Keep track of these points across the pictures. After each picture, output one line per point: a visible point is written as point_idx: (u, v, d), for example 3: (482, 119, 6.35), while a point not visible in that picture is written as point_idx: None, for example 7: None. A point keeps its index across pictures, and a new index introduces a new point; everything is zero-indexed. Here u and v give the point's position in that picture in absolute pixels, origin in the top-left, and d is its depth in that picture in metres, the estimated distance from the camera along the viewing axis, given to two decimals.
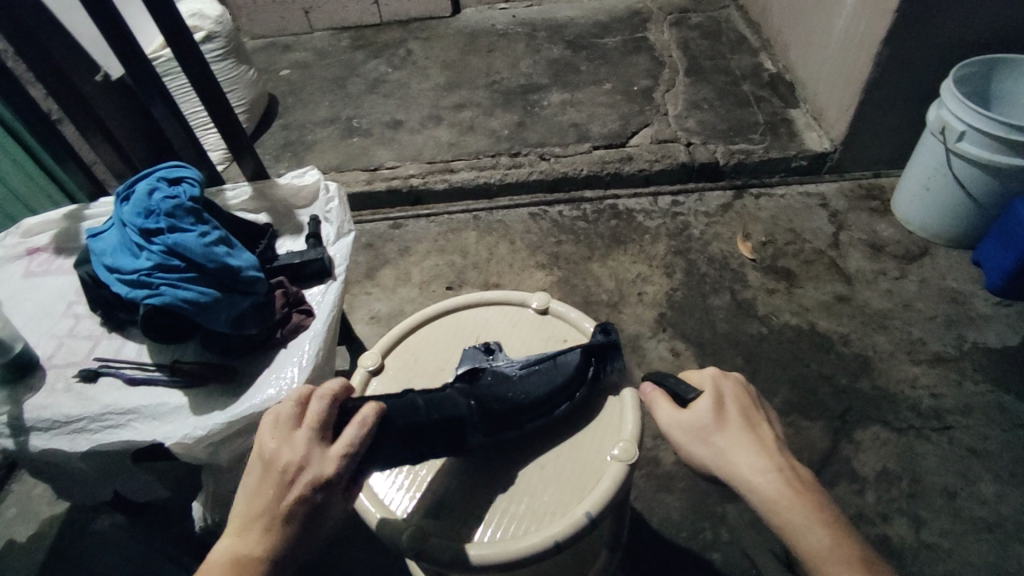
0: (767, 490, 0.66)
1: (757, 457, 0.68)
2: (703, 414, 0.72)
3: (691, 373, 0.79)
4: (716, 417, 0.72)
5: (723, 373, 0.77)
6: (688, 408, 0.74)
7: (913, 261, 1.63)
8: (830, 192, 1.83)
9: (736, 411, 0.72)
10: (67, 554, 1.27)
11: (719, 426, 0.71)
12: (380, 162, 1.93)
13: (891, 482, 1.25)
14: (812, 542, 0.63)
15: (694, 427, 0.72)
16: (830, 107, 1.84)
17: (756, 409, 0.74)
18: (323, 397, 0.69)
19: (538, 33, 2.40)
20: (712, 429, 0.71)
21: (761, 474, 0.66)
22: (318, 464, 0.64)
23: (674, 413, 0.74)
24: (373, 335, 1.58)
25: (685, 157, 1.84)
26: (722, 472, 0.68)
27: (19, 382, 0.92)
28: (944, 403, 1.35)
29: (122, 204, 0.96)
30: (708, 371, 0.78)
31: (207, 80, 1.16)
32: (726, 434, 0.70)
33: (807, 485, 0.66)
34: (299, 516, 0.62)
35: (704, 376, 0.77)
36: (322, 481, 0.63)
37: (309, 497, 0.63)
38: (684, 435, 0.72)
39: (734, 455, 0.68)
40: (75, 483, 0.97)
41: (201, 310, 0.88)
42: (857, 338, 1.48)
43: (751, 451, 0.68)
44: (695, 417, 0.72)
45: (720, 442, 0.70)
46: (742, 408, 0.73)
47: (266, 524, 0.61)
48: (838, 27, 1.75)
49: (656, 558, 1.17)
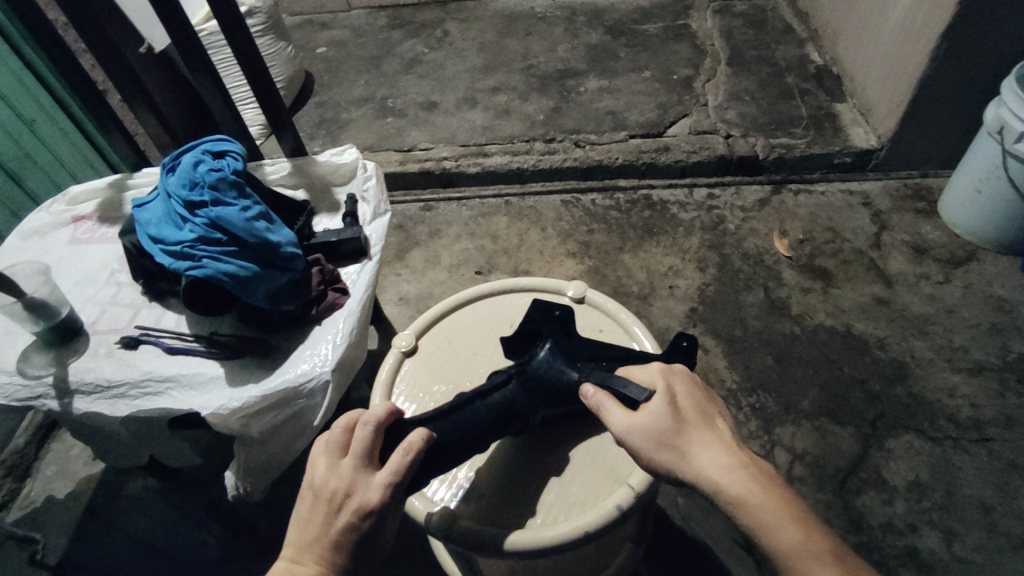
0: (736, 489, 0.64)
1: (721, 457, 0.66)
2: (660, 416, 0.68)
3: (636, 369, 0.76)
4: (673, 419, 0.68)
5: (669, 368, 0.74)
6: (640, 411, 0.70)
7: (958, 266, 1.58)
8: (873, 191, 1.77)
9: (691, 408, 0.70)
10: (104, 513, 1.32)
11: (677, 427, 0.68)
12: (413, 143, 1.93)
13: (924, 493, 1.22)
14: (785, 540, 0.62)
15: (653, 432, 0.68)
16: (879, 102, 1.77)
17: (708, 402, 0.72)
18: (368, 422, 0.68)
19: (578, 17, 2.36)
20: (672, 432, 0.68)
21: (729, 473, 0.65)
22: (363, 492, 0.64)
23: (627, 418, 0.70)
24: (401, 316, 1.59)
25: (724, 149, 1.80)
26: (688, 475, 0.66)
27: (63, 346, 0.95)
28: (984, 415, 1.31)
29: (168, 175, 0.97)
30: (654, 366, 0.75)
31: (251, 55, 1.16)
32: (687, 435, 0.68)
33: (773, 482, 0.66)
34: (348, 548, 0.64)
35: (651, 374, 0.73)
36: (368, 509, 0.64)
37: (357, 524, 0.64)
38: (645, 442, 0.68)
39: (698, 456, 0.66)
40: (113, 446, 1.00)
41: (241, 285, 0.89)
42: (895, 343, 1.44)
43: (714, 452, 0.66)
44: (652, 420, 0.68)
45: (681, 443, 0.67)
46: (696, 404, 0.71)
47: (314, 555, 0.63)
48: (893, 19, 1.68)
49: (677, 555, 1.16)
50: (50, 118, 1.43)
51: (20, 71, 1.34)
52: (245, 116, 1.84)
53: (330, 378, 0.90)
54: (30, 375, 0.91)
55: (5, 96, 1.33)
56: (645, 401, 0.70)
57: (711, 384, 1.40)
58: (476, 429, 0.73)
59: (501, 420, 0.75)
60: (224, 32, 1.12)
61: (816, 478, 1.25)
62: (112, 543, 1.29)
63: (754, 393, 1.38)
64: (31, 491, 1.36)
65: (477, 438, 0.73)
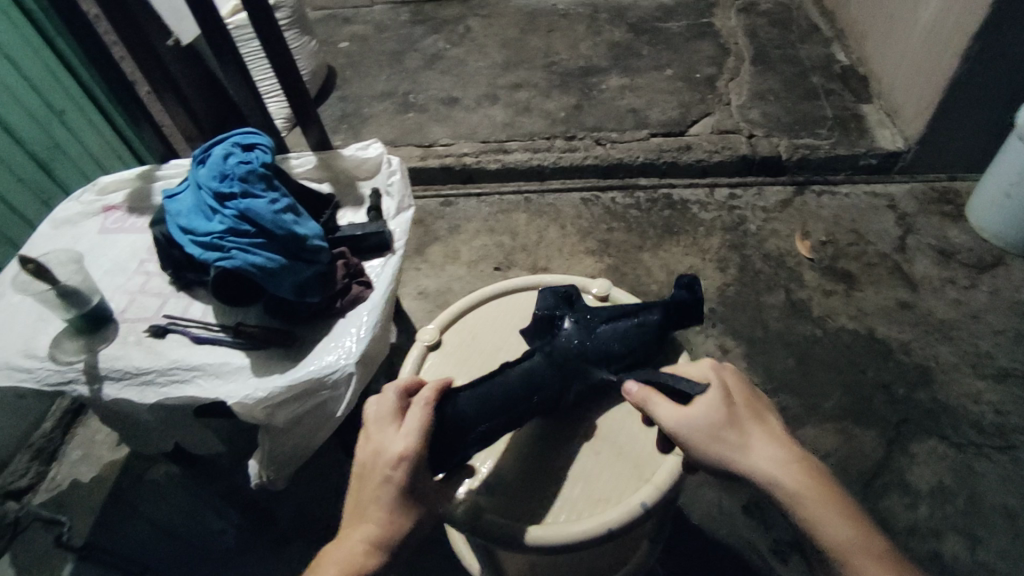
0: (790, 483, 0.66)
1: (776, 451, 0.68)
2: (716, 410, 0.69)
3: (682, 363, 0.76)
4: (728, 414, 0.69)
5: (718, 364, 0.75)
6: (694, 405, 0.70)
7: (985, 271, 1.55)
8: (899, 193, 1.75)
9: (744, 403, 0.71)
10: (128, 497, 1.35)
11: (733, 422, 0.69)
12: (434, 139, 1.94)
13: (947, 499, 1.20)
14: (840, 536, 0.65)
15: (709, 425, 0.69)
16: (906, 103, 1.75)
17: (756, 398, 0.73)
18: (389, 387, 0.73)
19: (600, 15, 2.35)
20: (728, 426, 0.69)
21: (786, 467, 0.67)
22: (389, 445, 0.69)
23: (680, 413, 0.70)
24: (419, 310, 1.60)
25: (746, 148, 1.78)
26: (744, 468, 0.68)
27: (94, 333, 0.97)
28: (1010, 422, 1.29)
29: (198, 167, 0.98)
30: (702, 360, 0.75)
31: (279, 48, 1.17)
32: (742, 430, 0.69)
33: (828, 479, 0.68)
34: (390, 500, 0.67)
35: (701, 368, 0.74)
36: (394, 459, 0.68)
37: (389, 475, 0.67)
38: (701, 435, 0.68)
39: (755, 451, 0.68)
40: (140, 432, 1.02)
41: (268, 276, 0.90)
42: (919, 348, 1.42)
43: (770, 446, 0.68)
44: (708, 415, 0.69)
45: (738, 438, 0.68)
46: (747, 399, 0.72)
47: (361, 510, 0.68)
48: (922, 19, 1.65)
49: (694, 555, 1.16)
50: (77, 107, 1.46)
51: (50, 60, 1.37)
52: (270, 109, 1.85)
53: (353, 370, 0.91)
54: (62, 361, 0.93)
55: (37, 86, 1.35)
56: (699, 395, 0.70)
57: None
58: (501, 411, 0.75)
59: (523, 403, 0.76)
60: (253, 25, 1.13)
61: (837, 482, 1.24)
62: (136, 527, 1.31)
63: (774, 395, 1.37)
64: (58, 474, 1.39)
65: (512, 412, 0.75)
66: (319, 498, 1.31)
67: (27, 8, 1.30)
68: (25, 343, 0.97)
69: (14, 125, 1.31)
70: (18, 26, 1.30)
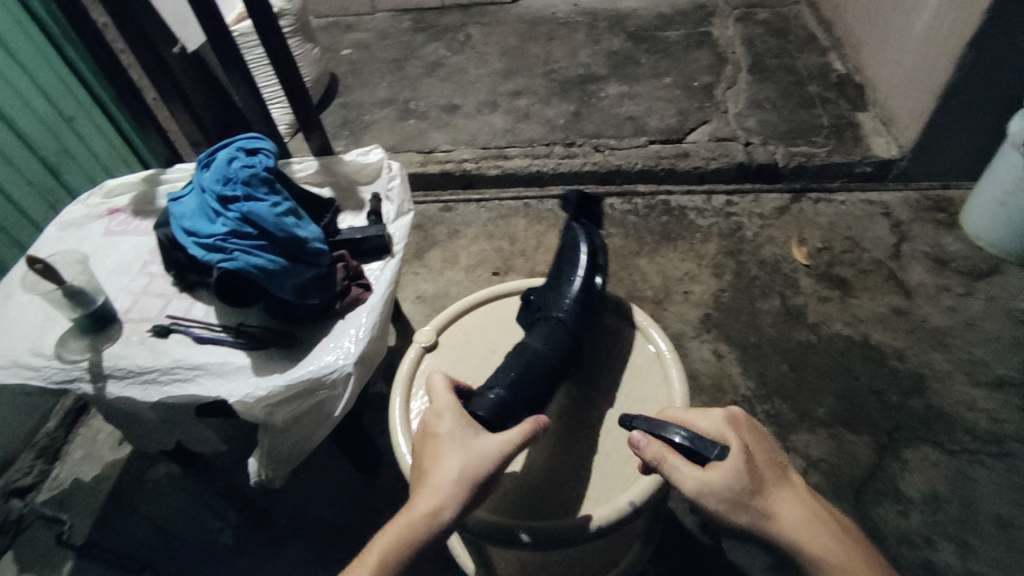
0: (817, 549, 0.68)
1: (803, 516, 0.69)
2: (738, 477, 0.68)
3: (696, 419, 0.75)
4: (750, 480, 0.69)
5: (734, 418, 0.74)
6: (713, 469, 0.69)
7: (980, 279, 1.57)
8: (894, 201, 1.77)
9: (765, 462, 0.72)
10: (129, 496, 1.37)
11: (756, 485, 0.69)
12: (435, 145, 1.97)
13: (940, 505, 1.22)
14: None
15: (731, 493, 0.68)
16: (902, 112, 1.77)
17: (772, 455, 0.74)
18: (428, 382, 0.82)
19: (599, 23, 2.38)
20: (752, 495, 0.68)
21: (815, 532, 0.69)
22: (428, 413, 0.76)
23: (703, 479, 0.68)
24: (418, 314, 1.62)
25: (743, 156, 1.81)
26: (770, 534, 0.68)
27: (98, 333, 0.99)
28: (1004, 429, 1.30)
29: (202, 171, 1.00)
30: (717, 416, 0.74)
31: (284, 58, 1.20)
32: (766, 493, 0.70)
33: (849, 538, 0.70)
34: (437, 452, 0.71)
35: (717, 426, 0.73)
36: (433, 418, 0.75)
37: (431, 432, 0.74)
38: (725, 503, 0.68)
39: (783, 515, 0.69)
40: (141, 431, 1.04)
41: (269, 278, 0.92)
42: (913, 354, 1.43)
43: (798, 511, 0.69)
44: (732, 479, 0.68)
45: (761, 504, 0.69)
46: (767, 457, 0.73)
47: (418, 475, 0.72)
48: (917, 30, 1.68)
49: (687, 558, 1.17)
50: (84, 112, 1.49)
51: (60, 68, 1.41)
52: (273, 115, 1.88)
53: (352, 370, 0.93)
54: (67, 359, 0.96)
55: (47, 92, 1.38)
56: (719, 457, 0.69)
57: (725, 390, 1.40)
58: (526, 377, 0.82)
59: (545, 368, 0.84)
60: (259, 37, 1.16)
61: (830, 487, 1.25)
62: (137, 526, 1.33)
63: (768, 400, 1.38)
64: (60, 473, 1.41)
65: (544, 369, 0.84)
66: (316, 500, 1.33)
67: (38, 16, 1.33)
68: (31, 342, 0.99)
69: (25, 130, 1.34)
70: (31, 34, 1.33)
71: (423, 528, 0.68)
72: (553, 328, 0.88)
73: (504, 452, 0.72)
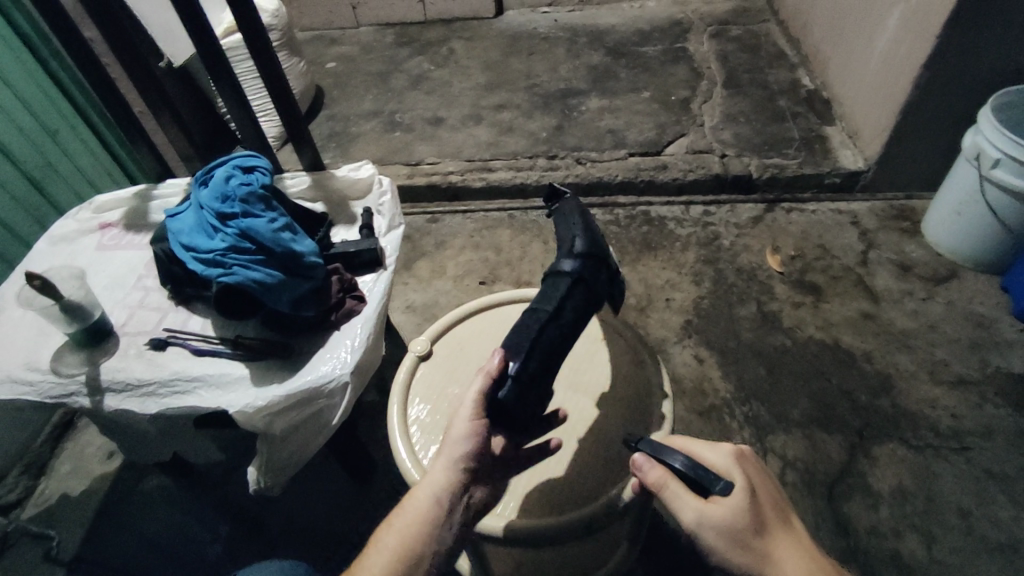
0: None
1: (807, 565, 0.67)
2: (740, 515, 0.67)
3: (704, 451, 0.74)
4: (753, 521, 0.67)
5: (742, 454, 0.73)
6: (716, 503, 0.68)
7: (941, 283, 1.65)
8: (862, 210, 1.85)
9: (771, 507, 0.69)
10: (119, 509, 1.37)
11: (759, 527, 0.67)
12: (421, 157, 2.00)
13: (907, 499, 1.28)
14: None
15: (731, 530, 0.67)
16: (866, 127, 1.86)
17: (778, 497, 0.72)
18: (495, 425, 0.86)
19: (579, 38, 2.46)
20: (753, 537, 0.67)
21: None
22: None
23: (703, 513, 0.67)
24: (407, 324, 1.65)
25: (719, 168, 1.88)
26: None
27: (95, 347, 1.01)
28: (964, 425, 1.38)
29: (200, 188, 1.03)
30: (725, 451, 0.73)
31: (276, 77, 1.23)
32: (767, 537, 0.67)
33: None
34: None
35: (724, 460, 0.72)
36: None
37: None
38: (724, 539, 0.67)
39: (784, 561, 0.67)
40: (137, 443, 1.05)
41: (267, 291, 0.95)
42: (880, 356, 1.51)
43: (801, 560, 0.67)
44: (733, 516, 0.67)
45: (762, 547, 0.67)
46: (772, 500, 0.71)
47: None
48: (878, 49, 1.77)
49: (672, 554, 1.21)
50: (68, 127, 1.51)
51: (44, 82, 1.43)
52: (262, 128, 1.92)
53: (349, 379, 0.96)
54: (65, 373, 0.97)
55: (32, 107, 1.40)
56: (722, 492, 0.68)
57: (705, 394, 1.46)
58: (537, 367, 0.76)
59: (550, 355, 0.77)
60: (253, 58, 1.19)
61: (804, 484, 1.31)
62: (128, 539, 1.33)
63: (746, 402, 1.44)
64: (47, 488, 1.41)
65: (562, 336, 0.79)
66: (309, 508, 1.35)
67: (22, 30, 1.37)
68: (26, 357, 1.00)
69: (12, 143, 1.35)
70: (15, 48, 1.36)
71: (409, 519, 0.73)
72: (572, 291, 0.82)
73: (475, 428, 0.74)
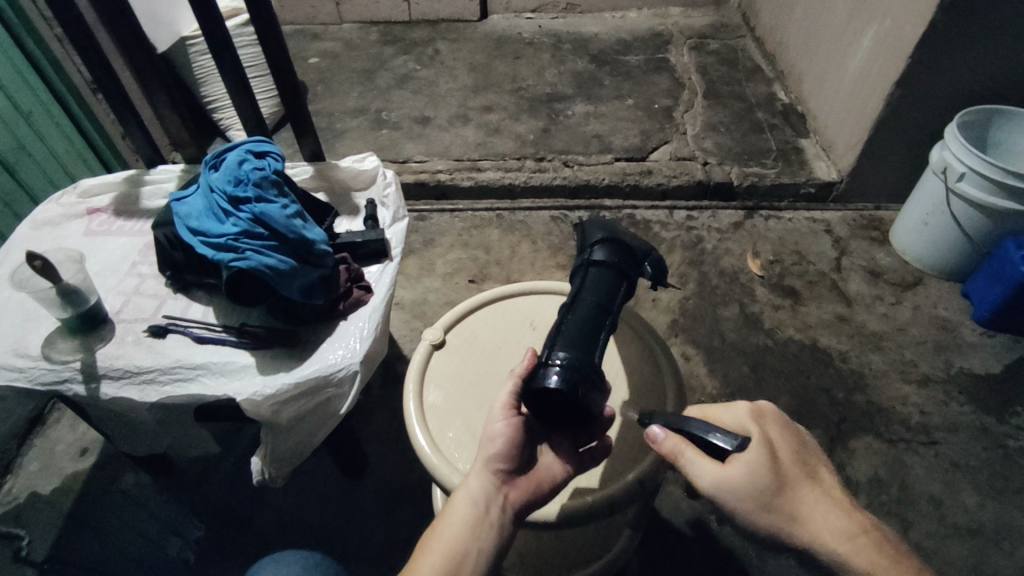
0: (858, 559, 0.69)
1: (840, 520, 0.70)
2: (761, 473, 0.69)
3: (720, 414, 0.77)
4: (778, 480, 0.70)
5: (758, 412, 0.75)
6: (736, 464, 0.70)
7: (908, 289, 1.75)
8: (835, 219, 1.95)
9: (792, 461, 0.72)
10: (95, 508, 1.32)
11: (780, 480, 0.70)
12: (408, 155, 2.00)
13: (882, 489, 1.35)
14: None
15: (753, 490, 0.69)
16: (839, 140, 1.96)
17: (804, 452, 0.74)
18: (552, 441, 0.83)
19: (563, 45, 2.50)
20: (777, 495, 0.69)
21: (851, 540, 0.70)
22: None
23: (724, 476, 0.70)
24: (396, 320, 1.64)
25: (701, 175, 1.94)
26: (802, 537, 0.69)
27: (89, 333, 0.97)
28: (932, 420, 1.46)
29: (210, 172, 1.02)
30: (740, 410, 0.76)
31: (280, 66, 1.22)
32: (792, 492, 0.70)
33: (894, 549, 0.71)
34: None
35: (741, 419, 0.74)
36: None
37: None
38: (748, 501, 0.69)
39: (817, 519, 0.70)
40: (131, 434, 1.01)
41: (279, 277, 0.94)
42: (854, 356, 1.59)
43: (835, 514, 0.70)
44: (753, 474, 0.69)
45: (790, 506, 0.70)
46: (796, 457, 0.73)
47: None
48: (851, 68, 1.87)
49: (666, 546, 1.24)
50: (46, 112, 1.45)
51: (22, 66, 1.37)
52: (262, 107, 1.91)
53: (359, 368, 0.95)
54: (57, 360, 0.93)
55: (9, 91, 1.34)
56: (739, 450, 0.70)
57: (693, 391, 1.50)
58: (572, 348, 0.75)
59: (584, 335, 0.77)
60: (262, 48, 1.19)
61: None
62: (105, 538, 1.28)
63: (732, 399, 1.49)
64: (14, 486, 1.34)
65: (591, 317, 0.79)
66: (299, 503, 1.33)
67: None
68: (14, 343, 0.96)
69: None
70: None
71: (448, 523, 0.74)
72: (591, 282, 0.84)
73: (505, 427, 0.77)
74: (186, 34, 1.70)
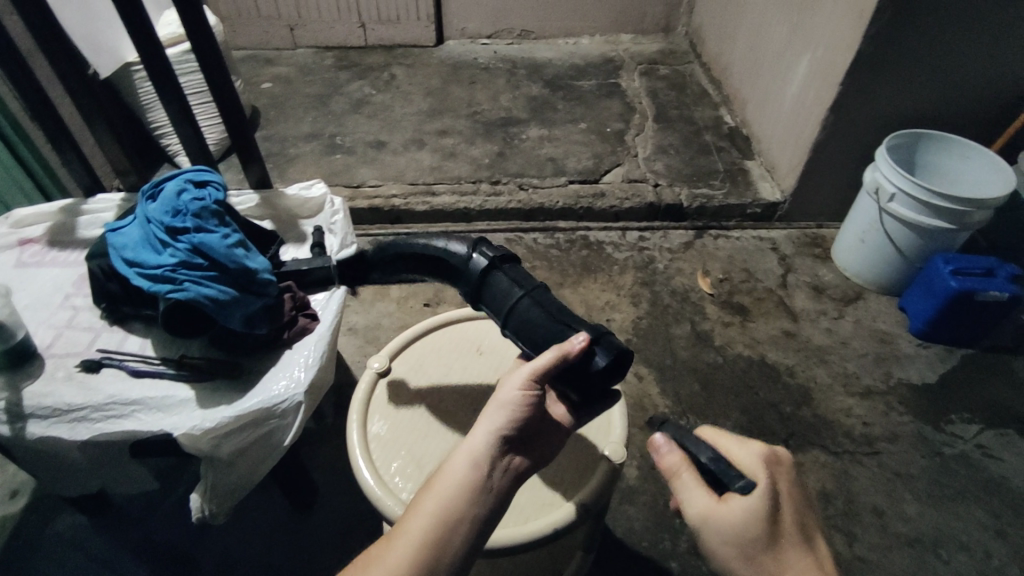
0: None
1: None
2: (754, 524, 0.68)
3: (734, 449, 0.76)
4: (770, 536, 0.68)
5: (772, 459, 0.74)
6: (733, 505, 0.69)
7: (850, 303, 1.83)
8: (780, 237, 2.03)
9: (793, 522, 0.69)
10: (25, 554, 1.24)
11: (772, 532, 0.68)
12: (363, 179, 2.00)
13: (829, 501, 1.39)
14: None
15: (740, 535, 0.68)
16: (781, 162, 2.04)
17: (807, 515, 0.71)
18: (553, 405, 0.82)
19: (518, 70, 2.55)
20: (763, 547, 0.68)
21: None
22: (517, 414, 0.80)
23: (715, 513, 0.70)
24: (349, 346, 1.62)
25: (652, 197, 1.99)
26: None
27: (17, 370, 0.93)
28: (874, 431, 1.51)
29: (147, 202, 1.01)
30: (755, 453, 0.74)
31: (225, 97, 1.21)
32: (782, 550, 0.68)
33: None
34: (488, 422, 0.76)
35: (752, 463, 0.73)
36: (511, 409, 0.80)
37: None
38: (732, 543, 0.69)
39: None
40: (60, 476, 0.97)
41: (219, 308, 0.92)
42: (801, 371, 1.64)
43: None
44: (745, 521, 0.68)
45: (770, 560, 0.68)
46: (797, 519, 0.70)
47: None
48: (789, 94, 1.97)
49: (620, 567, 1.25)
50: None
51: None
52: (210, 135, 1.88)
53: (302, 399, 0.93)
54: None
55: None
56: (740, 492, 0.69)
57: (645, 409, 1.52)
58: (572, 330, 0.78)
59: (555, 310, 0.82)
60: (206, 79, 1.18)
61: None
62: None
63: (684, 416, 1.52)
64: None
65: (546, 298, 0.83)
66: (247, 540, 1.28)
67: None
68: None
69: None
70: None
71: (443, 486, 0.69)
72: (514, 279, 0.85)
73: (524, 397, 0.72)
74: (130, 61, 1.68)
